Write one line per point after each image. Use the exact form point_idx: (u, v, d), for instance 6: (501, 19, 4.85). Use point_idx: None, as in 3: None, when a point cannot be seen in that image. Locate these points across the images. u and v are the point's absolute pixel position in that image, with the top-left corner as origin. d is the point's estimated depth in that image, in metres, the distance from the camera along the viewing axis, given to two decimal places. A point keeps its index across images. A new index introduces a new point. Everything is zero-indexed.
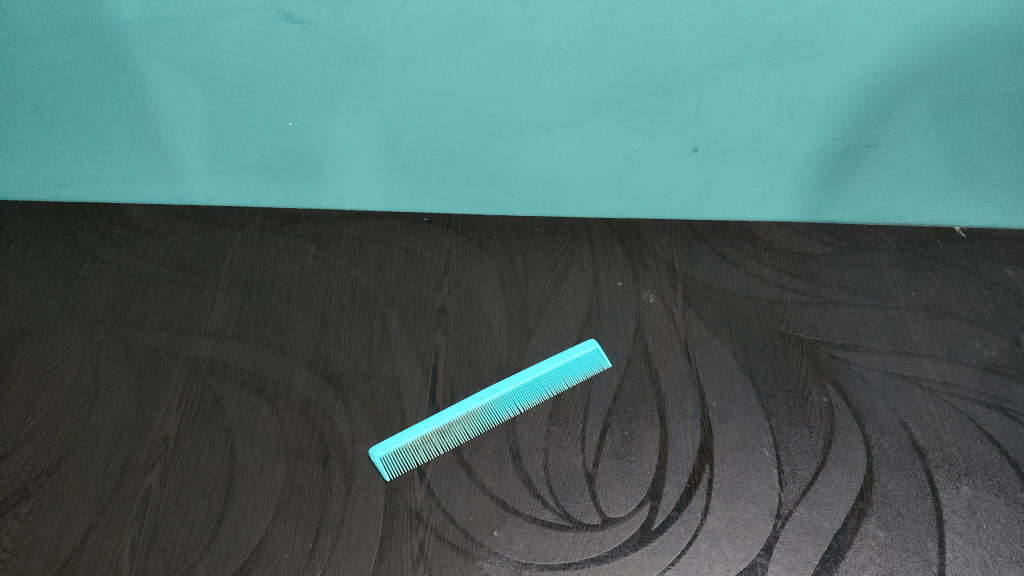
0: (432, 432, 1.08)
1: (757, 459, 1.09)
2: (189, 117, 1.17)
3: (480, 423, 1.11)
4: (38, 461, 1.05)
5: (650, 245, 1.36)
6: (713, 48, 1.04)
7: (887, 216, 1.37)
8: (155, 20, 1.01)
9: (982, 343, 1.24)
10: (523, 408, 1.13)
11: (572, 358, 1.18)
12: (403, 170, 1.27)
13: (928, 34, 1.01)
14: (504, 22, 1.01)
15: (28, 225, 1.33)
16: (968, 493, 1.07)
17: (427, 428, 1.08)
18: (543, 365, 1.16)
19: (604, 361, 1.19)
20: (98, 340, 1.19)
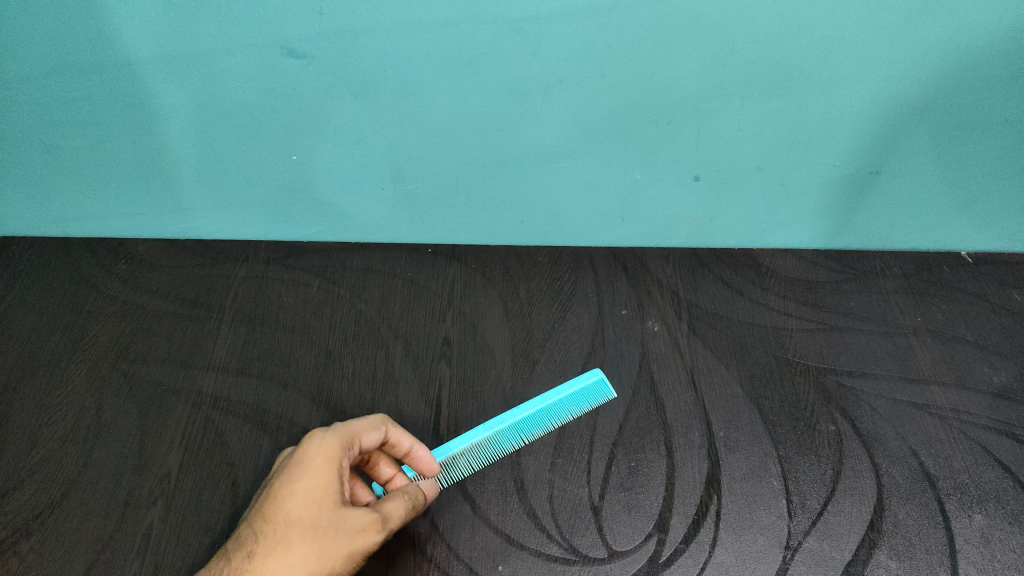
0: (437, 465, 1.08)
1: (765, 490, 1.08)
2: (193, 153, 1.18)
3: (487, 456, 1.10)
4: (41, 498, 1.04)
5: (654, 273, 1.36)
6: (714, 77, 1.05)
7: (892, 242, 1.36)
8: (161, 57, 1.02)
9: (991, 368, 1.23)
10: (528, 440, 1.12)
11: (575, 388, 1.17)
12: (406, 203, 1.28)
13: (928, 60, 1.01)
14: (504, 55, 1.02)
15: (33, 261, 1.34)
16: (981, 522, 1.05)
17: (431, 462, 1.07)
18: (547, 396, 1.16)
19: (610, 391, 1.18)
20: (103, 375, 1.19)
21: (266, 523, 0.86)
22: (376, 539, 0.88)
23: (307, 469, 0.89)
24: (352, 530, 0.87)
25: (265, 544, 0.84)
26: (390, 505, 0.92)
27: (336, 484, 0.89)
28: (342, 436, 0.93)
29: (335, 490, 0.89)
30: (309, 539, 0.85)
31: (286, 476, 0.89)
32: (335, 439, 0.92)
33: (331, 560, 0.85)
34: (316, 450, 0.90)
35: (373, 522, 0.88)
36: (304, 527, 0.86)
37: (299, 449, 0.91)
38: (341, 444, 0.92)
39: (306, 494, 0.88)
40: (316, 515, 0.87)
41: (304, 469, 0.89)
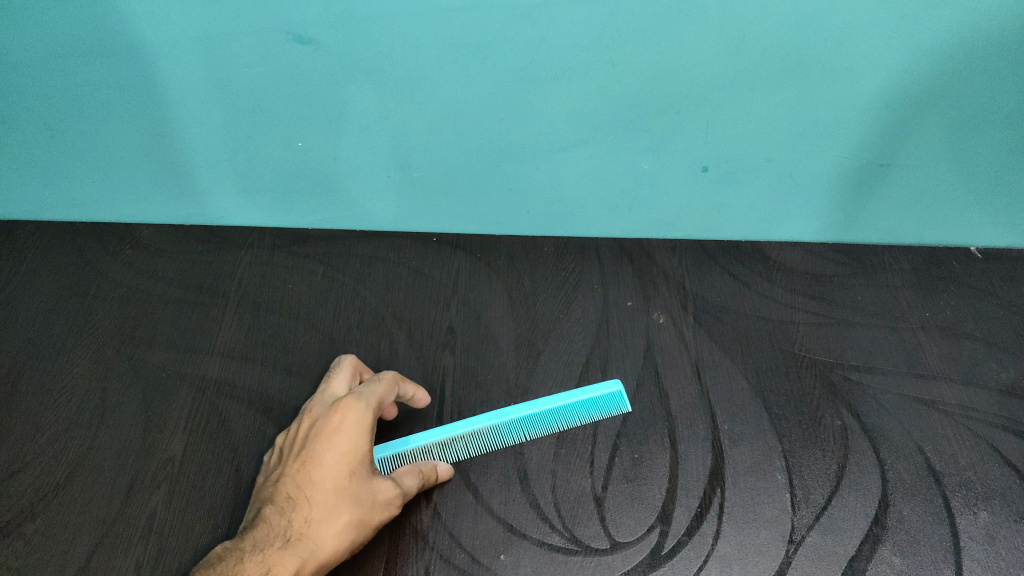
0: (434, 444, 1.07)
1: (769, 483, 1.07)
2: (200, 138, 1.17)
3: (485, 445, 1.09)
4: (45, 481, 1.05)
5: (661, 264, 1.35)
6: (724, 67, 1.04)
7: (900, 237, 1.35)
8: (168, 41, 1.02)
9: (999, 365, 1.22)
10: (527, 438, 1.11)
11: (591, 396, 1.14)
12: (413, 190, 1.27)
13: (942, 53, 1.00)
14: (512, 42, 1.01)
15: (39, 245, 1.34)
16: (986, 519, 1.04)
17: (428, 441, 1.07)
18: (562, 399, 1.13)
19: (626, 405, 1.15)
20: (108, 360, 1.19)
21: (316, 489, 0.89)
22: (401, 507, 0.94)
23: (347, 437, 0.92)
24: (386, 502, 0.92)
25: (318, 511, 0.87)
26: (408, 478, 0.96)
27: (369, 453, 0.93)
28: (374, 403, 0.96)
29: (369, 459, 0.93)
30: (355, 510, 0.89)
31: (326, 442, 0.92)
32: (369, 412, 0.95)
33: (367, 528, 0.90)
34: (353, 421, 0.93)
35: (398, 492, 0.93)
36: (346, 496, 0.89)
37: (337, 416, 0.93)
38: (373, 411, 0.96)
39: (349, 463, 0.91)
40: (358, 482, 0.90)
41: (345, 435, 0.92)
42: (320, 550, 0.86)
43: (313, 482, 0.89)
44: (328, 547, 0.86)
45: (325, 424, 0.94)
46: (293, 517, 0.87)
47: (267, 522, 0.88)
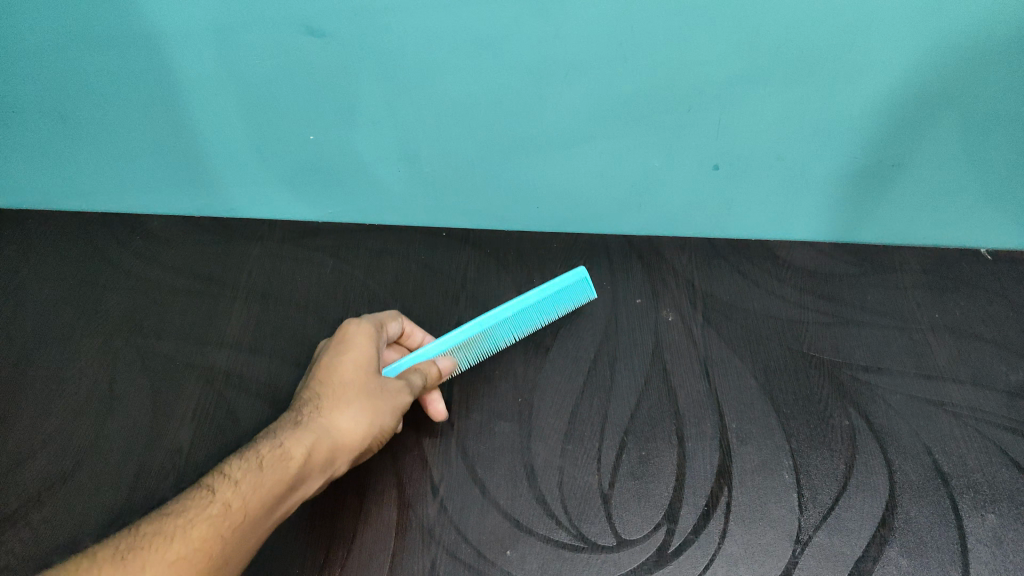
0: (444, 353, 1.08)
1: (777, 483, 1.07)
2: (210, 129, 1.17)
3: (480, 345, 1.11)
4: (53, 469, 1.05)
5: (670, 262, 1.35)
6: (737, 65, 1.03)
7: (912, 238, 1.33)
8: (181, 31, 1.02)
9: (1008, 367, 1.21)
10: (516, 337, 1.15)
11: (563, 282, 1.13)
12: (422, 184, 1.27)
13: (958, 54, 0.99)
14: (525, 37, 1.01)
15: (50, 235, 1.35)
16: (993, 522, 1.04)
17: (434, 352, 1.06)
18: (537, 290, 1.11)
19: (592, 291, 1.17)
20: (117, 350, 1.20)
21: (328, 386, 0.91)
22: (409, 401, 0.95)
23: (352, 344, 0.96)
24: (396, 393, 0.94)
25: (330, 400, 0.89)
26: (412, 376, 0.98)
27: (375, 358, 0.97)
28: (373, 318, 1.02)
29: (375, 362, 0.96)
30: (367, 397, 0.90)
31: (333, 352, 0.95)
32: (370, 324, 1.00)
33: (381, 414, 0.91)
34: (357, 331, 0.98)
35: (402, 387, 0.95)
36: (357, 388, 0.91)
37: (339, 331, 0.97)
38: (374, 326, 1.00)
39: (357, 362, 0.93)
40: (365, 378, 0.92)
41: (349, 345, 0.96)
42: (336, 432, 0.87)
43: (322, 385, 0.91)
44: (343, 429, 0.87)
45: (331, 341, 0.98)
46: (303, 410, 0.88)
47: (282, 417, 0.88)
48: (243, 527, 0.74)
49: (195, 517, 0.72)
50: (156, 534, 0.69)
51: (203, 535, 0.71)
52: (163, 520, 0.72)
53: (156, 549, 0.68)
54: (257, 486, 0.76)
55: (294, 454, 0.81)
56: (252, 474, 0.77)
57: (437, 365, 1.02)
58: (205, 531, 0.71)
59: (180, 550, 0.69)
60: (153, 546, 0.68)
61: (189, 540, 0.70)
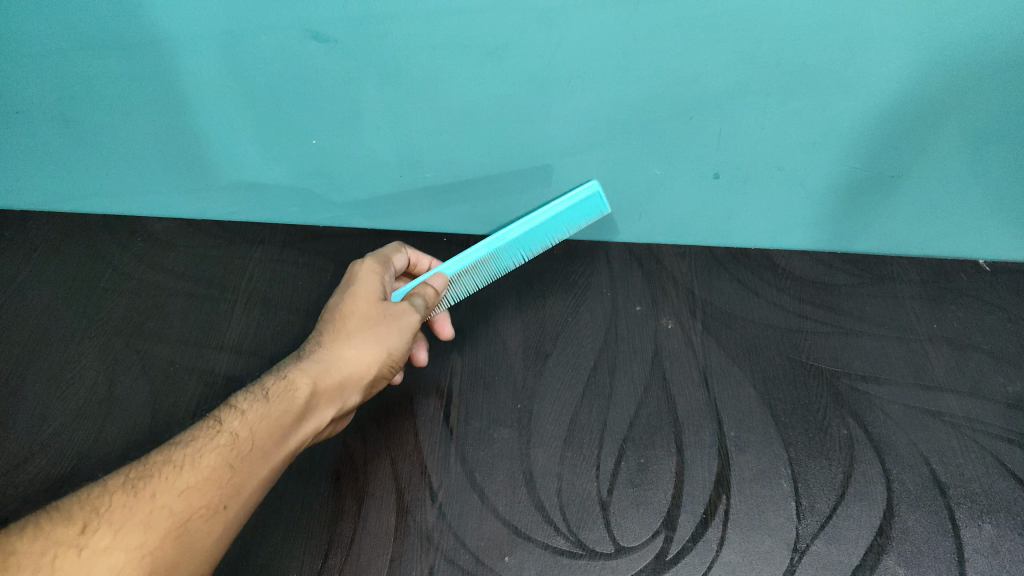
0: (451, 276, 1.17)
1: (775, 491, 1.07)
2: (213, 133, 1.18)
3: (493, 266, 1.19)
4: (52, 470, 1.06)
5: (670, 270, 1.36)
6: (739, 74, 1.04)
7: (912, 249, 1.34)
8: (186, 34, 1.02)
9: (1006, 378, 1.22)
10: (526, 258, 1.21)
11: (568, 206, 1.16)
12: (423, 191, 1.27)
13: (959, 67, 1.00)
14: (528, 44, 1.01)
15: (52, 237, 1.36)
16: (991, 532, 1.04)
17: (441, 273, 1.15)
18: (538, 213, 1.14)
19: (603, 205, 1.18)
20: (117, 353, 1.20)
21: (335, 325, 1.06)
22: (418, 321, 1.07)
23: (359, 282, 1.10)
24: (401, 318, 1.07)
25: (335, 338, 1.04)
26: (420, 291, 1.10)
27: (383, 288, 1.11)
28: (379, 254, 1.16)
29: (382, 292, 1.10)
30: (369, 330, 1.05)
31: (343, 293, 1.10)
32: (375, 261, 1.14)
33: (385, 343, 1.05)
34: (363, 270, 1.12)
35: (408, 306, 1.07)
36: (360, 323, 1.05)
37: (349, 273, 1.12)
38: (380, 260, 1.14)
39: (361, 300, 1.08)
40: (368, 311, 1.06)
41: (357, 281, 1.11)
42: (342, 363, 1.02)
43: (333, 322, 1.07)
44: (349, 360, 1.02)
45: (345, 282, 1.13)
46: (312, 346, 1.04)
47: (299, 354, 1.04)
48: (250, 453, 0.89)
49: (203, 450, 0.87)
50: (164, 465, 0.84)
51: (212, 463, 0.86)
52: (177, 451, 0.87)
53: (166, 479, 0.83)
54: (259, 418, 0.91)
55: (297, 388, 0.96)
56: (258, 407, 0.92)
57: (431, 285, 1.11)
58: (213, 461, 0.86)
59: (189, 477, 0.84)
60: (162, 476, 0.83)
61: (198, 470, 0.85)
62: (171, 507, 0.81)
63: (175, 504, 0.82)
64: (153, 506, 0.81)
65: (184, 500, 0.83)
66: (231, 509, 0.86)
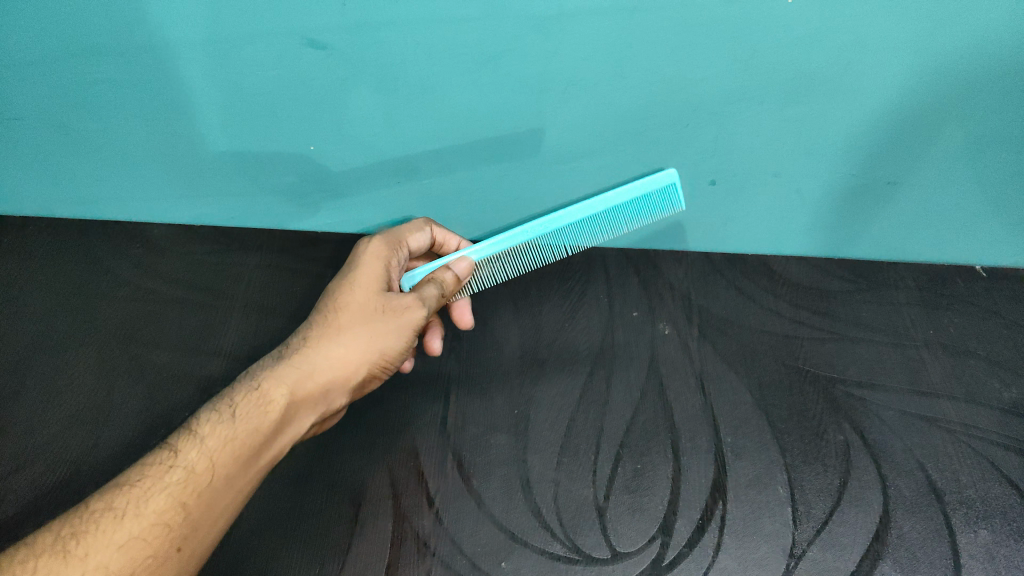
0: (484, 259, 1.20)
1: (771, 498, 1.07)
2: (210, 140, 1.18)
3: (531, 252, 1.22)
4: (49, 477, 1.06)
5: (666, 276, 1.36)
6: (734, 81, 1.04)
7: (908, 256, 1.34)
8: (183, 41, 1.03)
9: (1001, 384, 1.22)
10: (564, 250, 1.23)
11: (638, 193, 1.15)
12: (421, 197, 1.28)
13: (953, 74, 1.00)
14: (525, 52, 1.02)
15: (49, 243, 1.36)
16: (986, 538, 1.05)
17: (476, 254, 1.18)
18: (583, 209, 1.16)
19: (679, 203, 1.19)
20: (114, 359, 1.21)
21: (329, 317, 1.06)
22: (422, 317, 1.07)
23: (363, 269, 1.09)
24: (401, 314, 1.06)
25: (326, 332, 1.04)
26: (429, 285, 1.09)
27: (386, 277, 1.09)
28: (391, 237, 1.13)
29: (384, 282, 1.09)
30: (361, 328, 1.04)
31: (344, 278, 1.09)
32: (383, 242, 1.12)
33: (376, 342, 1.05)
34: (369, 253, 1.10)
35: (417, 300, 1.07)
36: (352, 319, 1.05)
37: (354, 255, 1.11)
38: (388, 244, 1.13)
39: (360, 291, 1.07)
40: (363, 307, 1.05)
41: (360, 269, 1.09)
42: (327, 363, 1.02)
43: (327, 313, 1.06)
44: (334, 361, 1.03)
45: (349, 262, 1.11)
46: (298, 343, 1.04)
47: (288, 345, 1.04)
48: (202, 492, 0.90)
49: (151, 492, 0.88)
50: (104, 516, 0.86)
51: (155, 511, 0.87)
52: (123, 490, 0.88)
53: (104, 533, 0.85)
54: (216, 448, 0.92)
55: (268, 403, 0.97)
56: (220, 429, 0.93)
57: (453, 271, 1.12)
58: (159, 506, 0.88)
59: (133, 525, 0.86)
60: (101, 529, 0.85)
61: (142, 519, 0.87)
62: (106, 566, 0.84)
63: (113, 561, 0.84)
64: (86, 567, 0.83)
65: (124, 555, 0.85)
66: (179, 553, 0.89)
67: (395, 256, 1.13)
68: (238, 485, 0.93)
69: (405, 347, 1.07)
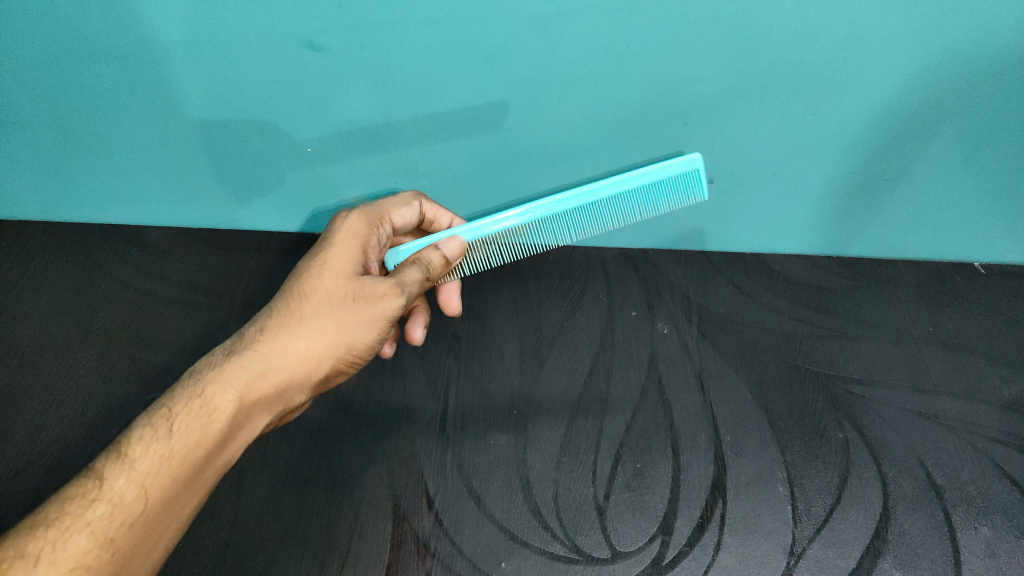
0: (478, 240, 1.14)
1: (771, 496, 1.07)
2: (208, 143, 1.18)
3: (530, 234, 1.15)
4: (50, 480, 1.06)
5: (665, 275, 1.36)
6: (731, 80, 1.04)
7: (907, 253, 1.34)
8: (180, 44, 1.03)
9: (1001, 380, 1.22)
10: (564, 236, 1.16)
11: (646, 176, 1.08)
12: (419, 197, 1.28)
13: (950, 71, 1.00)
14: (522, 52, 1.02)
15: (48, 246, 1.36)
16: (986, 534, 1.05)
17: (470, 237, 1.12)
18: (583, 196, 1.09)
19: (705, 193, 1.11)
20: (113, 361, 1.21)
21: (293, 306, 1.00)
22: (396, 306, 1.02)
23: (333, 255, 1.04)
24: (373, 303, 1.01)
25: (289, 322, 0.99)
26: (407, 272, 1.04)
27: (359, 262, 1.05)
28: (371, 215, 1.12)
29: (357, 267, 1.05)
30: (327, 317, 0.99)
31: (312, 262, 1.04)
32: (359, 225, 1.09)
33: (344, 334, 1.00)
34: (343, 238, 1.07)
35: (393, 289, 1.02)
36: (319, 307, 0.99)
37: (326, 239, 1.07)
38: (366, 226, 1.10)
39: (330, 278, 1.02)
40: (332, 296, 1.01)
41: (332, 253, 1.05)
42: (288, 357, 0.97)
43: (290, 302, 1.00)
44: (297, 354, 0.97)
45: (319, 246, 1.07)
46: (255, 338, 0.97)
47: (244, 337, 0.98)
48: (133, 526, 0.82)
49: (71, 531, 0.78)
50: (16, 563, 0.75)
51: (78, 552, 0.78)
52: (38, 528, 0.78)
53: None
54: (151, 472, 0.84)
55: (213, 412, 0.89)
56: (156, 446, 0.85)
57: (441, 252, 1.07)
58: (80, 548, 0.78)
59: (48, 573, 0.76)
60: None
61: (61, 564, 0.77)
62: None
63: None
64: None
65: None
66: None
67: (375, 235, 1.11)
68: (176, 509, 0.87)
69: (375, 340, 1.02)
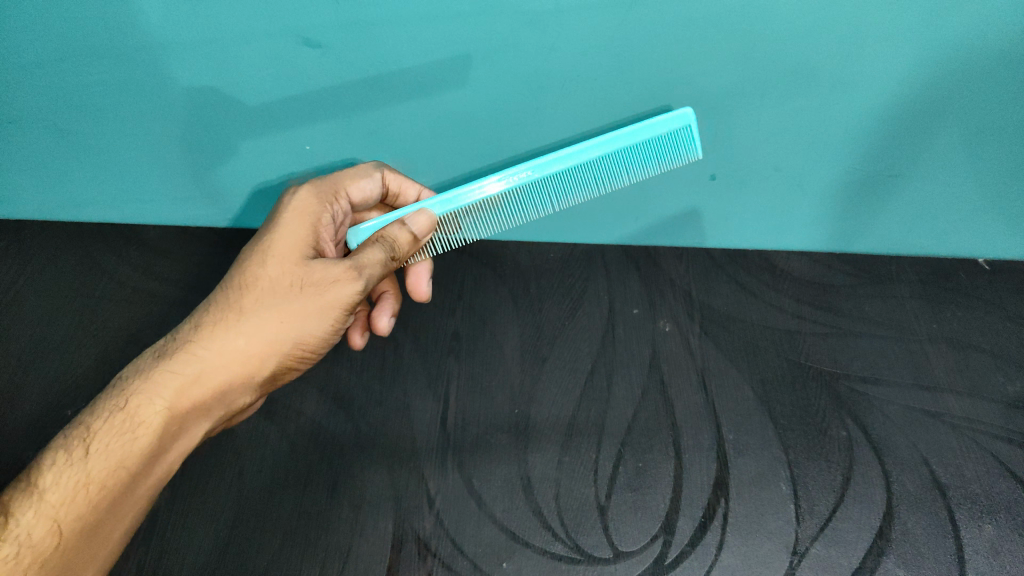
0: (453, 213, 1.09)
1: (774, 495, 1.07)
2: (206, 141, 1.17)
3: (506, 204, 1.10)
4: None
5: (667, 272, 1.35)
6: (733, 76, 1.03)
7: (910, 249, 1.33)
8: (176, 43, 1.01)
9: (1004, 377, 1.21)
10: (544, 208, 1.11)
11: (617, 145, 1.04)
12: None
13: (955, 66, 0.99)
14: (522, 48, 1.01)
15: (47, 245, 1.36)
16: (991, 533, 1.04)
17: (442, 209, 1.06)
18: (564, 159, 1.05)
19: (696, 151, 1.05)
20: (112, 361, 1.20)
21: (232, 299, 0.95)
22: (347, 297, 0.97)
23: (280, 241, 0.98)
24: (321, 294, 0.95)
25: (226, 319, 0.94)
26: (368, 252, 0.98)
27: (307, 246, 0.99)
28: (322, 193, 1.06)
29: (306, 251, 0.99)
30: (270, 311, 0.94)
31: (256, 247, 0.98)
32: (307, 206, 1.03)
33: (287, 330, 0.95)
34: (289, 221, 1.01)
35: (347, 273, 0.96)
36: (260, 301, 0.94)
37: (273, 221, 1.01)
38: (316, 205, 1.04)
39: (274, 267, 0.96)
40: (274, 288, 0.95)
41: (278, 237, 0.99)
42: (224, 356, 0.93)
43: (228, 294, 0.95)
44: (234, 352, 0.93)
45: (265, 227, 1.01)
46: (190, 336, 0.93)
47: (179, 331, 0.94)
48: (49, 559, 0.83)
49: None
50: None
51: None
52: None
53: None
54: (67, 501, 0.84)
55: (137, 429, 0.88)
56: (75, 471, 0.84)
57: (408, 229, 1.00)
58: None
59: None
60: None
61: None
62: None
63: None
64: None
65: None
66: None
67: (326, 213, 1.05)
68: (99, 532, 0.87)
69: (326, 331, 0.97)
